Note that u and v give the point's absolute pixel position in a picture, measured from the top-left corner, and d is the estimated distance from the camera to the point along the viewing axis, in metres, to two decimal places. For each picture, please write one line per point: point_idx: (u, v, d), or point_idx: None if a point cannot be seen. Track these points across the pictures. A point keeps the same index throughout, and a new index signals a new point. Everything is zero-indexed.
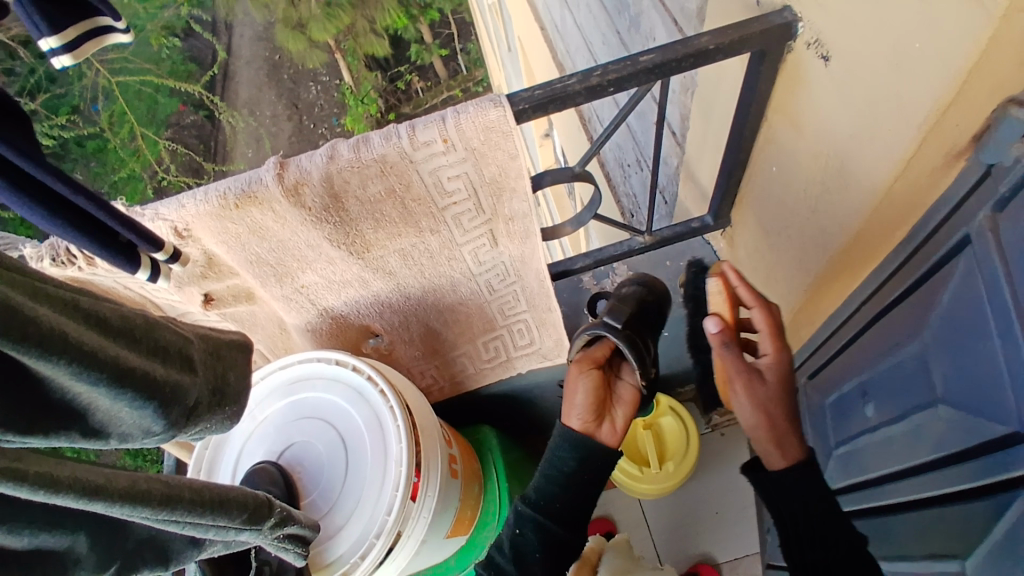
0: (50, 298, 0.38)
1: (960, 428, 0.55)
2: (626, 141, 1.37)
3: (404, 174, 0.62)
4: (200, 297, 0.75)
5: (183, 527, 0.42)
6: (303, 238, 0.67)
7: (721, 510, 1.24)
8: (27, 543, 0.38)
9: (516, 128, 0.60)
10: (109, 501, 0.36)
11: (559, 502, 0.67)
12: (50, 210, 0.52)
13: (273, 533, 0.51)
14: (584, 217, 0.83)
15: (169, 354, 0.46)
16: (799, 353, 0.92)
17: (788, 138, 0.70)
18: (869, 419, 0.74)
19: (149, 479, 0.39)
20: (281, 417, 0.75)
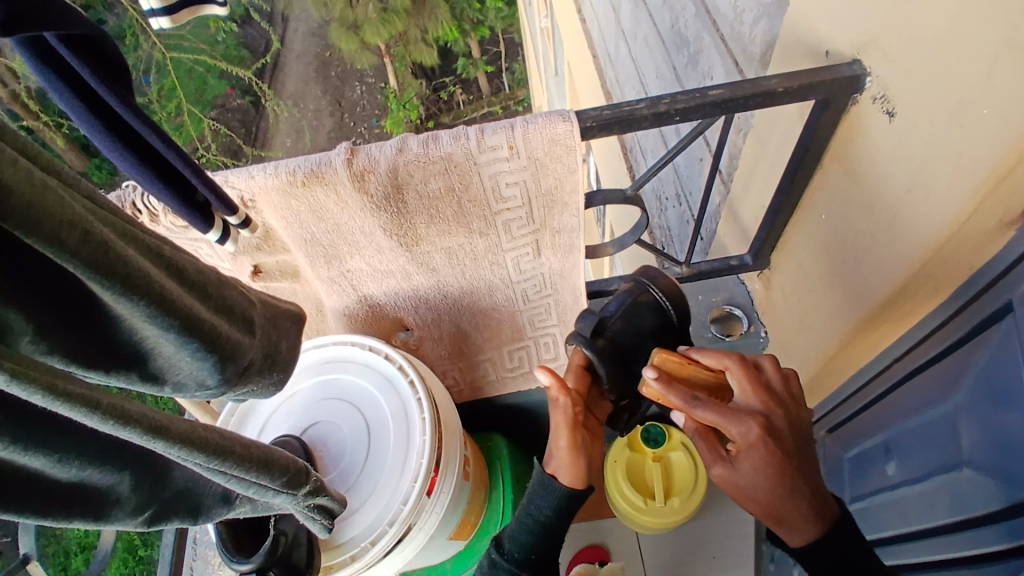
0: (139, 244, 0.41)
1: (984, 491, 0.54)
2: (668, 174, 1.39)
3: (465, 174, 0.65)
4: (250, 268, 0.78)
5: (227, 479, 0.43)
6: (360, 224, 0.70)
7: (719, 555, 1.23)
8: (73, 476, 0.40)
9: (580, 143, 0.62)
10: (169, 442, 0.37)
11: (537, 552, 0.64)
12: (139, 160, 0.55)
13: (305, 501, 0.51)
14: (626, 239, 0.84)
15: (232, 314, 0.48)
16: (822, 404, 0.92)
17: (842, 187, 0.71)
18: (889, 477, 0.73)
19: (204, 427, 0.40)
20: (310, 395, 0.77)
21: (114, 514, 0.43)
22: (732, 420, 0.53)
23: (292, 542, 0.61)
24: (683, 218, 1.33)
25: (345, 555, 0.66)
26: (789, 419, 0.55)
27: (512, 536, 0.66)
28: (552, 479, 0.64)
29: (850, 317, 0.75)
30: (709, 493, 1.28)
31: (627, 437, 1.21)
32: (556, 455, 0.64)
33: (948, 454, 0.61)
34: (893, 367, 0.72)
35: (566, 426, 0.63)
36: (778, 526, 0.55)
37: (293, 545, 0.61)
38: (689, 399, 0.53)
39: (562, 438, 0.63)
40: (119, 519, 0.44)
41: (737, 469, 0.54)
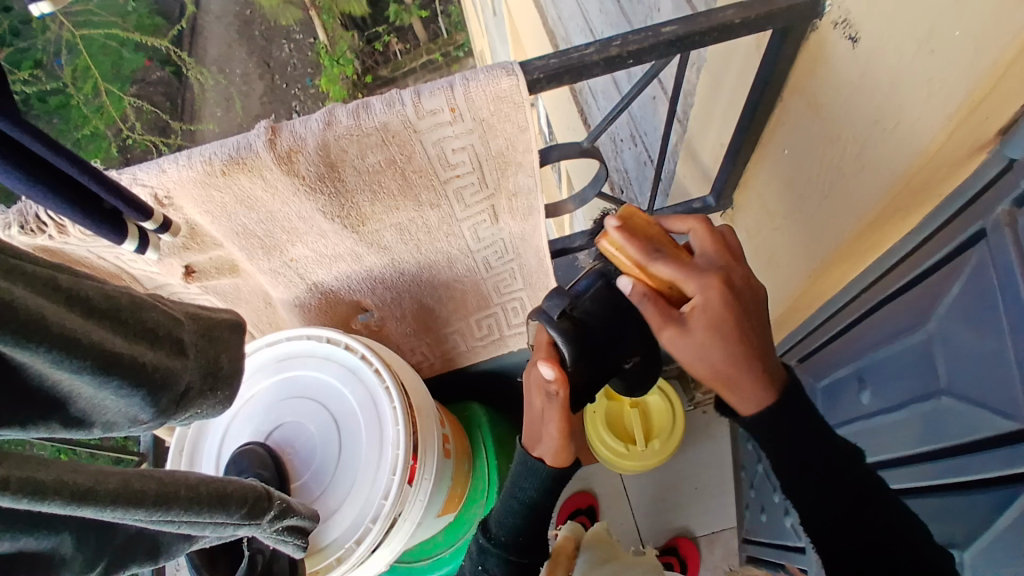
0: (22, 275, 0.33)
1: (959, 416, 0.55)
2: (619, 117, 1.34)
3: (406, 144, 0.58)
4: (182, 269, 0.70)
5: (178, 526, 0.37)
6: (295, 209, 0.63)
7: (701, 485, 1.29)
8: (4, 547, 0.32)
9: (528, 99, 0.56)
10: (100, 506, 0.31)
11: (525, 534, 0.66)
12: (27, 173, 0.45)
13: (272, 526, 0.46)
14: (587, 193, 0.80)
15: (157, 338, 0.42)
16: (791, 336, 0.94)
17: (804, 122, 0.68)
18: (863, 405, 0.74)
19: (142, 476, 0.34)
20: (270, 396, 0.72)
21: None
22: (693, 276, 0.50)
23: (271, 558, 0.57)
24: (640, 159, 1.28)
25: (330, 558, 0.63)
26: (744, 284, 0.52)
27: (499, 520, 0.67)
28: (541, 464, 0.62)
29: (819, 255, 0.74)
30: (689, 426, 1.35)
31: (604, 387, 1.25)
32: (548, 443, 0.61)
33: (924, 381, 0.61)
34: (865, 295, 0.72)
35: (565, 422, 0.58)
36: (730, 392, 0.54)
37: (272, 560, 0.57)
38: (649, 250, 0.49)
39: (553, 431, 0.59)
40: None
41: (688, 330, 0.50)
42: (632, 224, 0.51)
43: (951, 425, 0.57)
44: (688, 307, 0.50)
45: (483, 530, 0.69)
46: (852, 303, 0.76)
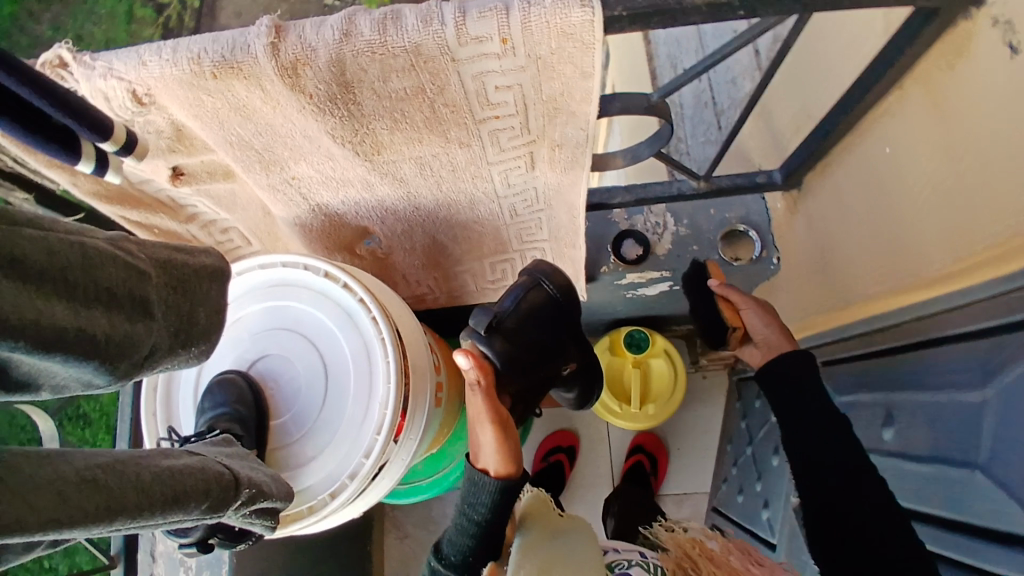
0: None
1: (981, 497, 0.49)
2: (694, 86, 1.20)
3: (438, 74, 0.47)
4: (168, 171, 0.61)
5: (127, 532, 0.35)
6: (299, 126, 0.53)
7: (681, 448, 1.41)
8: None
9: (600, 41, 0.44)
10: (29, 531, 0.29)
11: (474, 556, 0.64)
12: None
13: (238, 513, 0.42)
14: (641, 151, 0.68)
15: (115, 300, 0.35)
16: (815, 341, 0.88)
17: (919, 120, 0.56)
18: (880, 440, 0.67)
19: (80, 485, 0.31)
20: (257, 323, 0.66)
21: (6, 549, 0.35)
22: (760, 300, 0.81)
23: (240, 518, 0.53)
24: (700, 100, 1.19)
25: (302, 506, 0.61)
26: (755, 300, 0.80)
27: (449, 542, 0.66)
28: (484, 476, 0.62)
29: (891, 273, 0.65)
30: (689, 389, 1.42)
31: (607, 341, 1.21)
32: (484, 453, 0.63)
33: (953, 446, 0.53)
34: (906, 328, 0.62)
35: (493, 427, 0.61)
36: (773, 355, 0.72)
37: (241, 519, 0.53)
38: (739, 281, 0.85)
39: (483, 434, 0.62)
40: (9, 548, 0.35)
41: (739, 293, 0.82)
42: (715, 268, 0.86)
43: (972, 503, 0.50)
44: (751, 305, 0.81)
45: (435, 554, 0.68)
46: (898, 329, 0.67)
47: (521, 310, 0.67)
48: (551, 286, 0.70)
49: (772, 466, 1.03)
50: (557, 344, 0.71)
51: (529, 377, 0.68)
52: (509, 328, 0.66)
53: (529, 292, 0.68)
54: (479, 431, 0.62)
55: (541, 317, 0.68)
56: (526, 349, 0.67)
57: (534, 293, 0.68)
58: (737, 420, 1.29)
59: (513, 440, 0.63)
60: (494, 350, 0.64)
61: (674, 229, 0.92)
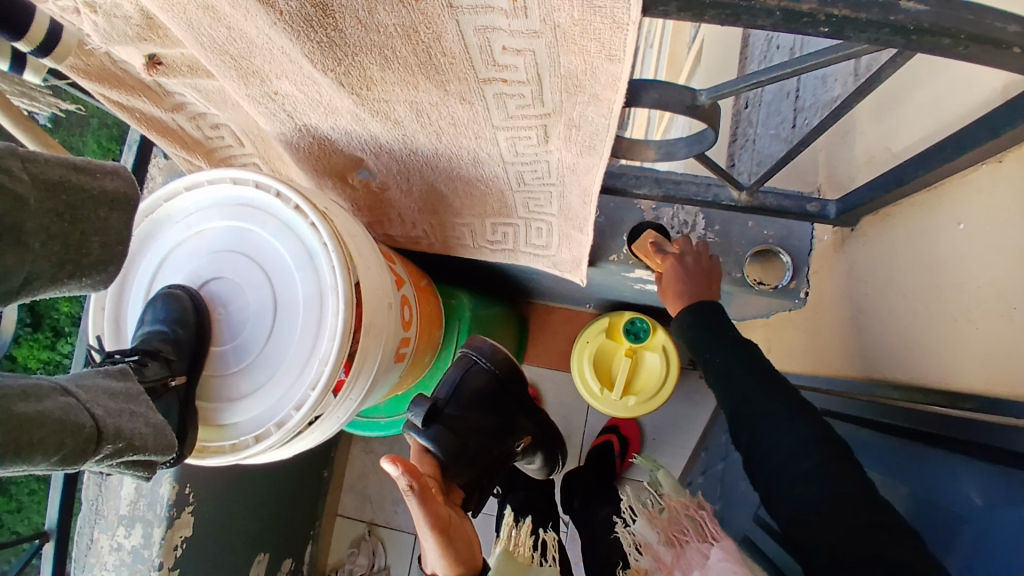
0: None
1: None
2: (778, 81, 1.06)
3: (431, 18, 0.38)
4: (143, 57, 0.54)
5: None
6: (274, 41, 0.45)
7: (657, 439, 1.38)
8: None
9: (635, 25, 0.35)
10: None
11: None
12: None
13: (102, 463, 0.40)
14: (677, 150, 0.58)
15: None
16: (817, 390, 0.81)
17: (1018, 209, 0.45)
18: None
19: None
20: (218, 241, 0.61)
21: None
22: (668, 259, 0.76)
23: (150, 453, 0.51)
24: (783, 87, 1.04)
25: (226, 441, 0.59)
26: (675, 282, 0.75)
27: None
28: None
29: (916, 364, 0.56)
30: (681, 384, 1.38)
31: (607, 321, 1.16)
32: (433, 560, 0.60)
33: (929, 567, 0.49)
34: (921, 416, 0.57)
35: (441, 533, 0.58)
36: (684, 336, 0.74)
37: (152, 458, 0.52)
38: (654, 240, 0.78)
39: (428, 542, 0.58)
40: None
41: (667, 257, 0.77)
42: (640, 250, 0.80)
43: None
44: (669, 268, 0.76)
45: None
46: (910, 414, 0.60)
47: (461, 391, 0.76)
48: (489, 369, 0.80)
49: (738, 492, 0.99)
50: (504, 420, 0.79)
51: (479, 463, 0.73)
52: (456, 413, 0.74)
53: (464, 375, 0.78)
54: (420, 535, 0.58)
55: (483, 399, 0.77)
56: (473, 430, 0.73)
57: (470, 375, 0.78)
58: (717, 431, 1.25)
59: (460, 544, 0.60)
60: (439, 441, 0.69)
61: (702, 233, 0.82)
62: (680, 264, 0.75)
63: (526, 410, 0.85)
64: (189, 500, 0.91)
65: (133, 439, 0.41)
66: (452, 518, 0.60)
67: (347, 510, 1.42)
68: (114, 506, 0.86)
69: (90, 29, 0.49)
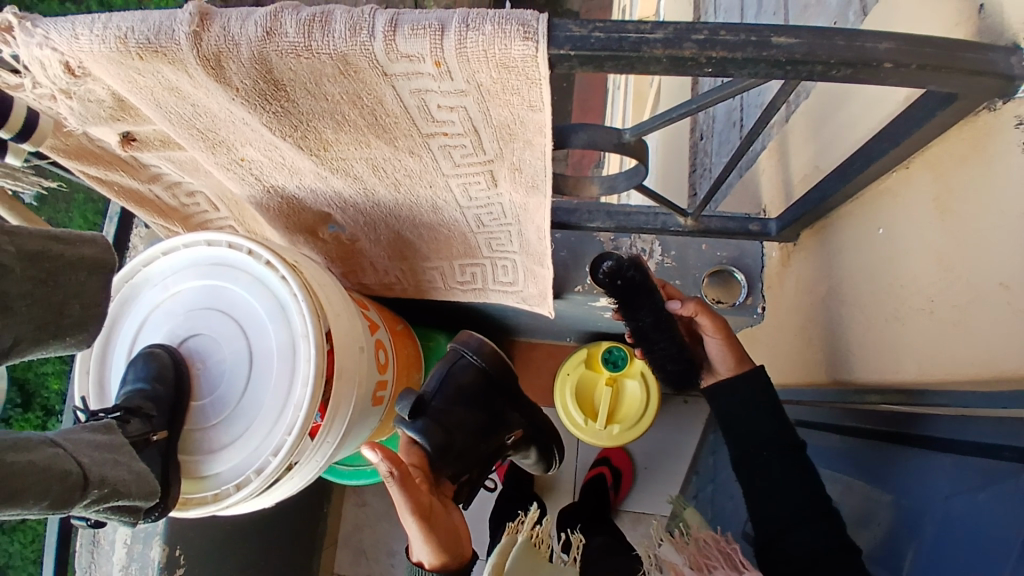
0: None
1: None
2: (727, 109, 1.12)
3: (372, 85, 0.43)
4: (117, 135, 0.59)
5: None
6: (236, 113, 0.50)
7: (651, 467, 1.38)
8: None
9: (548, 77, 0.40)
10: None
11: None
12: None
13: (89, 509, 0.42)
14: (617, 183, 0.63)
15: None
16: (790, 399, 0.83)
17: (925, 213, 0.49)
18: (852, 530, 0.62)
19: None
20: (194, 300, 0.65)
21: None
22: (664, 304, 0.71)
23: None
24: (730, 118, 1.12)
25: (207, 492, 0.61)
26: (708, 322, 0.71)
27: None
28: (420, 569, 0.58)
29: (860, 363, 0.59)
30: (667, 410, 1.39)
31: (585, 352, 1.18)
32: (418, 548, 0.58)
33: None
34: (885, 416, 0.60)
35: (423, 521, 0.56)
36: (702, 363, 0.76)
37: None
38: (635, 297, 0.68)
39: (411, 530, 0.57)
40: None
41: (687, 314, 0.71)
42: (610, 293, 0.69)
43: None
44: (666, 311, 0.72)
45: None
46: (873, 415, 0.62)
47: (448, 385, 0.77)
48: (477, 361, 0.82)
49: (727, 511, 1.00)
50: (491, 416, 0.79)
51: (465, 456, 0.72)
52: (444, 404, 0.74)
53: (452, 369, 0.80)
54: (403, 523, 0.57)
55: (472, 392, 0.78)
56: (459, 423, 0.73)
57: (457, 371, 0.79)
58: (706, 453, 1.26)
59: (446, 531, 0.58)
60: (427, 432, 0.67)
61: (659, 259, 0.87)
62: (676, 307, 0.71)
63: (514, 402, 0.85)
64: (180, 562, 0.91)
65: (117, 485, 0.43)
66: (436, 505, 0.59)
67: (342, 568, 1.40)
68: (107, 572, 0.86)
69: (66, 112, 0.53)
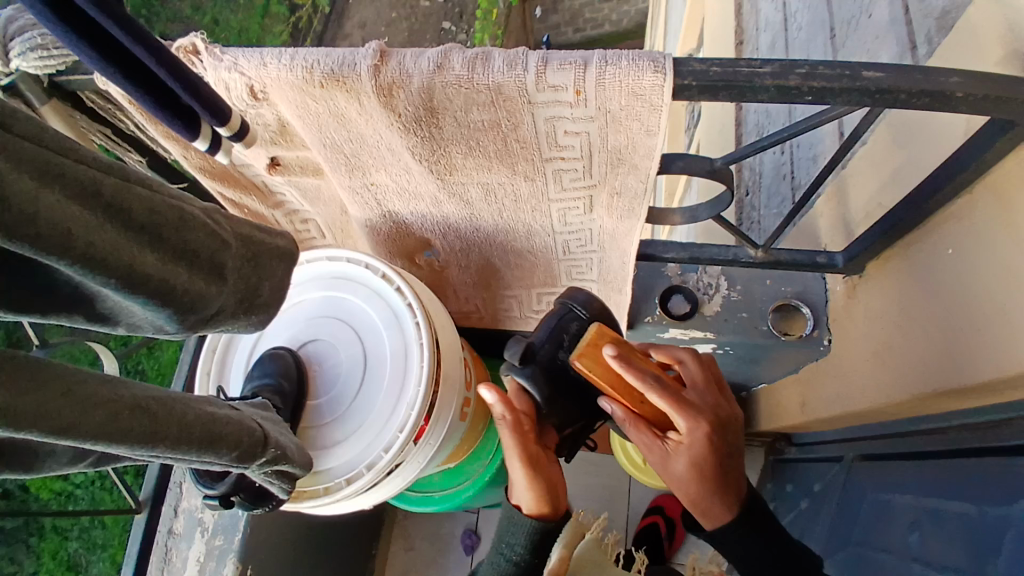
0: (27, 158, 0.31)
1: None
2: (777, 161, 1.20)
3: (515, 112, 0.51)
4: (267, 159, 0.68)
5: (166, 459, 0.38)
6: (385, 139, 0.59)
7: None
8: None
9: (669, 104, 0.47)
10: (82, 438, 0.32)
11: None
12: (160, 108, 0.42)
13: (261, 469, 0.46)
14: (699, 212, 0.70)
15: (199, 261, 0.41)
16: (859, 431, 0.85)
17: (993, 230, 0.53)
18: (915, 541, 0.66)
19: (135, 410, 0.35)
20: (316, 310, 0.72)
21: (50, 464, 0.41)
22: (683, 415, 0.62)
23: None
24: (779, 171, 1.19)
25: (320, 484, 0.65)
26: (727, 412, 0.66)
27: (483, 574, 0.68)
28: (516, 512, 0.65)
29: (925, 380, 0.62)
30: None
31: None
32: (518, 491, 0.65)
33: None
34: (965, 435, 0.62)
35: (530, 471, 0.63)
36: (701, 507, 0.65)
37: None
38: (648, 386, 0.60)
39: (517, 474, 0.63)
40: (59, 466, 0.42)
41: (674, 460, 0.63)
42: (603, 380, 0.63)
43: None
44: (677, 435, 0.63)
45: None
46: (950, 435, 0.64)
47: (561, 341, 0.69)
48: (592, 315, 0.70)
49: None
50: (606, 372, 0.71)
51: (572, 410, 0.68)
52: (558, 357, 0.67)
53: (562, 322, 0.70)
54: (510, 466, 0.64)
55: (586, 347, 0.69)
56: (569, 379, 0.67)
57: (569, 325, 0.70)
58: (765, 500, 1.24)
59: (548, 484, 0.64)
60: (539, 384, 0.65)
61: (726, 292, 0.92)
62: (710, 438, 0.62)
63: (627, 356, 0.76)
64: None
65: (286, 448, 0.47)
66: (545, 456, 0.65)
67: None
68: None
69: None
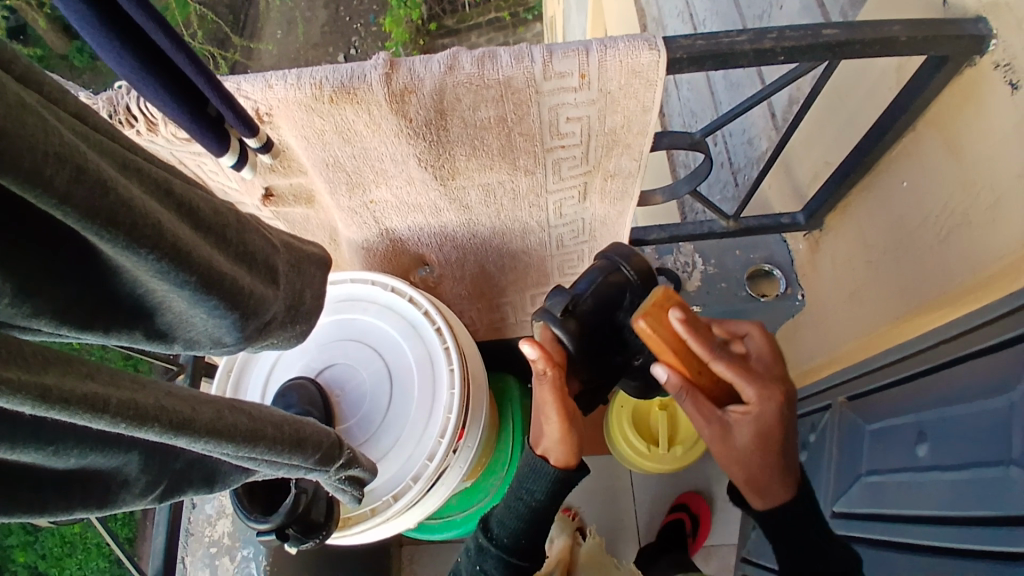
0: (108, 152, 0.30)
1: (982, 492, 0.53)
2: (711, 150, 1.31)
3: (522, 103, 0.55)
4: (261, 190, 0.68)
5: (259, 463, 0.37)
6: (390, 150, 0.60)
7: None
8: (73, 463, 0.31)
9: (663, 78, 0.52)
10: (195, 436, 0.31)
11: (526, 538, 0.66)
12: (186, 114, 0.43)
13: (337, 474, 0.46)
14: (679, 187, 0.76)
15: (255, 262, 0.40)
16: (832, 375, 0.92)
17: (934, 159, 0.62)
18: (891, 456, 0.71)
19: (233, 410, 0.34)
20: (327, 335, 0.71)
21: (121, 497, 0.36)
22: (750, 383, 0.54)
23: (311, 499, 0.57)
24: (717, 160, 1.29)
25: (364, 507, 0.63)
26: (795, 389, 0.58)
27: (500, 520, 0.67)
28: (543, 462, 0.64)
29: (898, 303, 0.69)
30: None
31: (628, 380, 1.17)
32: (547, 441, 0.64)
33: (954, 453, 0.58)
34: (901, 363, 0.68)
35: (564, 420, 0.62)
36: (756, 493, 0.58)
37: (312, 502, 0.57)
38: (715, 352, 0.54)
39: (549, 424, 0.62)
40: (128, 501, 0.36)
41: (734, 434, 0.55)
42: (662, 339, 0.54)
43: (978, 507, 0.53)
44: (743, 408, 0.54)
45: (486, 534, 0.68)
46: None
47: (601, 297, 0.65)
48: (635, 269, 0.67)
49: None
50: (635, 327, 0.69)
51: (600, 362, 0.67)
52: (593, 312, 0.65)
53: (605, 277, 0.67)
54: (544, 417, 0.63)
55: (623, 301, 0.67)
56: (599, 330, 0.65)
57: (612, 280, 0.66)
58: None
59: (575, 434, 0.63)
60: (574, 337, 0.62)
61: (703, 267, 1.01)
62: (784, 412, 0.55)
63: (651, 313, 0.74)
64: None
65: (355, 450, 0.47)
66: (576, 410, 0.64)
67: None
68: None
69: None
